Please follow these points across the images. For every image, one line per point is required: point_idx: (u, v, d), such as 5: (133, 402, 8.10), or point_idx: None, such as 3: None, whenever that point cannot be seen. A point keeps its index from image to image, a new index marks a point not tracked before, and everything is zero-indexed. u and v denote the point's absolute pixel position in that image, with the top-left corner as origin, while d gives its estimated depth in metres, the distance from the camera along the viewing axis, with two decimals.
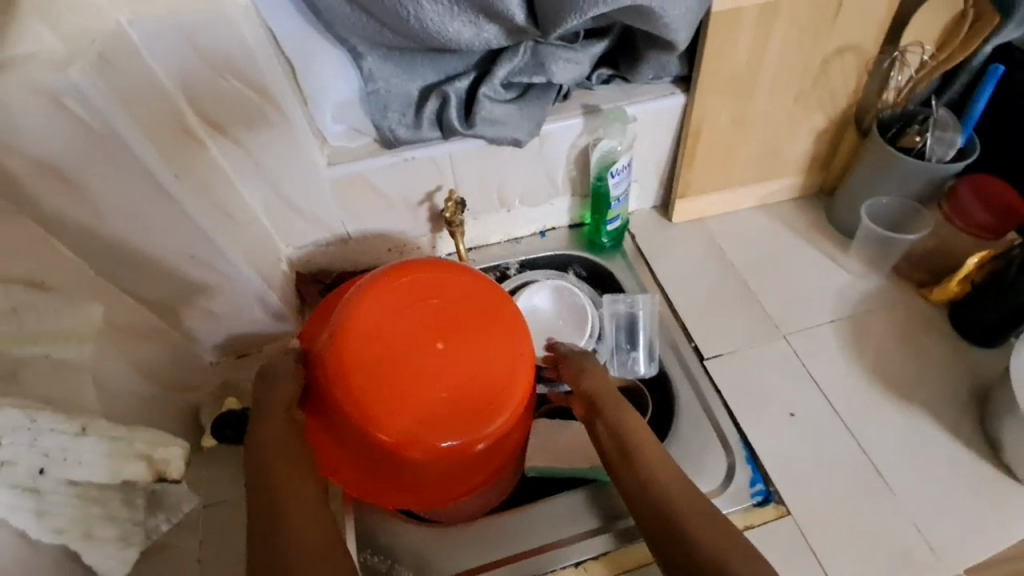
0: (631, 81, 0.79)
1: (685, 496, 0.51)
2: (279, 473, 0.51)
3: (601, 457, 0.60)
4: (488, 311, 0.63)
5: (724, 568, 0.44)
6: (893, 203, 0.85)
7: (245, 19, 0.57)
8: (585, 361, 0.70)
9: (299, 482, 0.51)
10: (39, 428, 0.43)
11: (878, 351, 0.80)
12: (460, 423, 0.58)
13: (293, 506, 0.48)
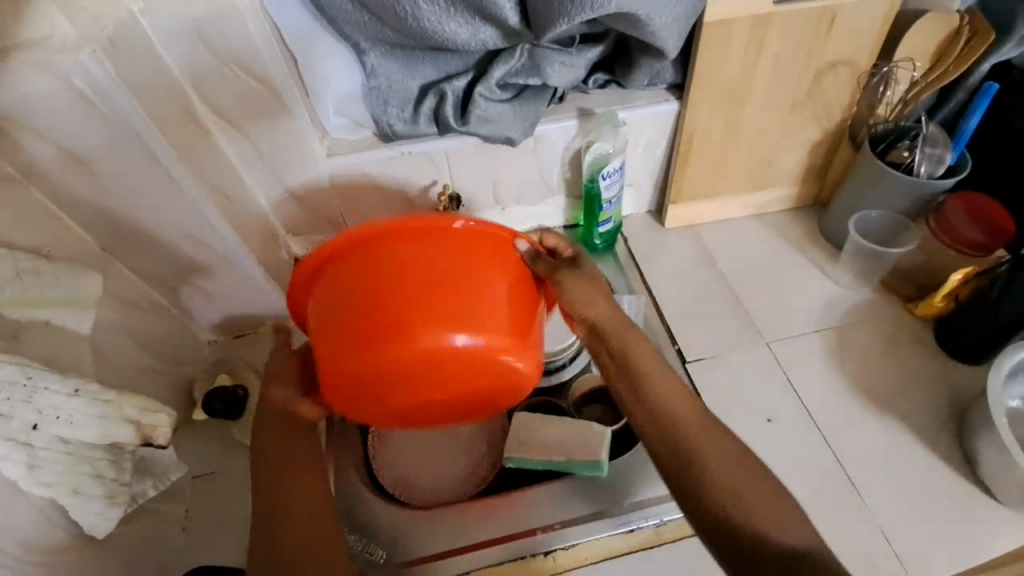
0: (626, 86, 0.81)
1: (694, 425, 0.53)
2: (279, 464, 0.59)
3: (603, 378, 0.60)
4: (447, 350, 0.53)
5: (759, 524, 0.46)
6: (881, 218, 0.86)
7: (251, 13, 0.60)
8: (571, 279, 0.61)
9: (298, 472, 0.58)
10: (34, 385, 0.46)
11: (860, 363, 0.81)
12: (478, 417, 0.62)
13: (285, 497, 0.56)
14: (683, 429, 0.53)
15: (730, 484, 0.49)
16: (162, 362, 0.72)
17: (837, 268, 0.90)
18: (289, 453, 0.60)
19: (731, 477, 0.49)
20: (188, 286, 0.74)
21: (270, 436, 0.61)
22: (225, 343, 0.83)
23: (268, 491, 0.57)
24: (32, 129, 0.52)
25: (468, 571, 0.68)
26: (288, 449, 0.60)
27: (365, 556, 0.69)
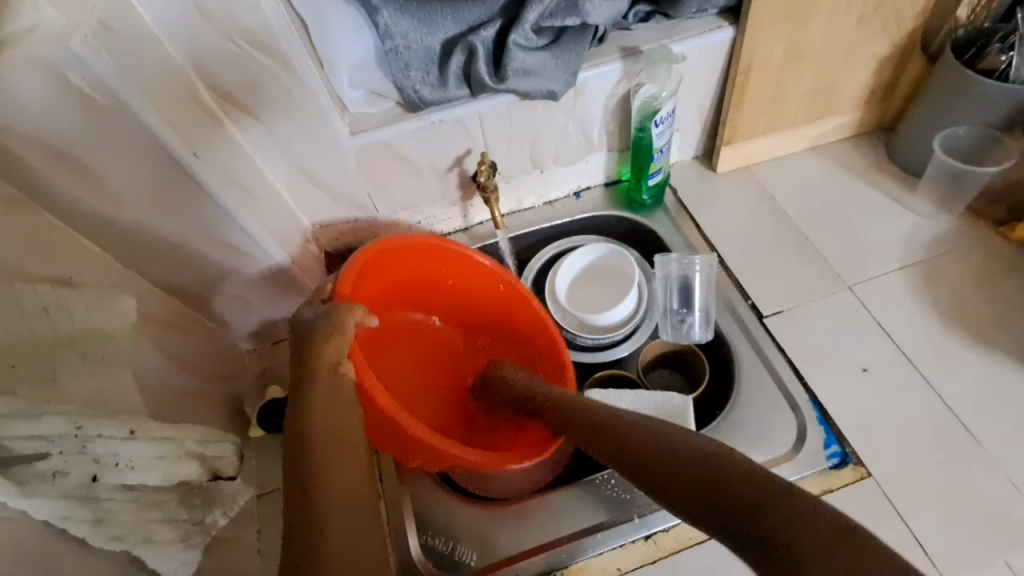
0: (673, 17, 0.72)
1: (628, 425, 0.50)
2: (319, 399, 0.47)
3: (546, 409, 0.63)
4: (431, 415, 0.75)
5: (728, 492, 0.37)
6: (970, 134, 0.77)
7: None
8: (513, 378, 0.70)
9: (336, 413, 0.46)
10: (87, 435, 0.41)
11: (956, 298, 0.74)
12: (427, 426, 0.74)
13: (339, 542, 0.37)
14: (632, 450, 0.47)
15: (693, 467, 0.41)
16: (208, 380, 0.67)
17: (914, 196, 0.82)
18: (342, 464, 0.42)
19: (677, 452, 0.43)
20: (221, 294, 0.68)
21: (309, 404, 0.46)
22: (266, 351, 0.77)
23: (295, 424, 0.45)
24: (27, 141, 0.46)
25: (570, 563, 0.63)
26: (353, 476, 0.42)
27: (454, 560, 0.64)
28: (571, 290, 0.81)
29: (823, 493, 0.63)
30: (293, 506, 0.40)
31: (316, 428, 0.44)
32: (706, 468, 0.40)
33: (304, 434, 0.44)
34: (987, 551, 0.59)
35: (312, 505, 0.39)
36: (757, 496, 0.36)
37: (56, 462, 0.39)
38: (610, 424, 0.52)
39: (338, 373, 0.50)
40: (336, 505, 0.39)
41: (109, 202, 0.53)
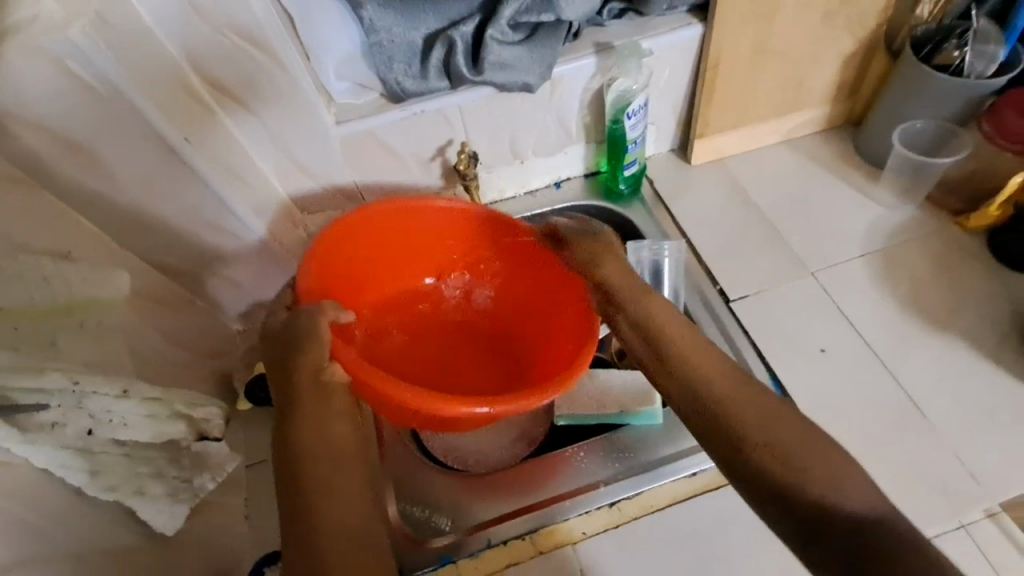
0: (645, 14, 0.76)
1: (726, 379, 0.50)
2: (310, 409, 0.51)
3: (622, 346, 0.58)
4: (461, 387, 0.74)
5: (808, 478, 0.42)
6: (927, 127, 0.81)
7: None
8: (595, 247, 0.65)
9: (330, 423, 0.51)
10: (83, 390, 0.45)
11: (913, 284, 0.78)
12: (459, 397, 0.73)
13: (337, 530, 0.44)
14: (741, 416, 0.47)
15: (762, 458, 0.44)
16: (200, 356, 0.71)
17: (878, 187, 0.85)
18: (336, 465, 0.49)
19: (803, 452, 0.44)
20: (212, 276, 0.72)
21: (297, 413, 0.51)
22: (256, 331, 0.81)
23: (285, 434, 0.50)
24: (29, 125, 0.50)
25: (538, 528, 0.66)
26: (345, 475, 0.48)
27: (430, 526, 0.67)
28: None
29: None
30: (288, 496, 0.46)
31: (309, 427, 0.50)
32: (815, 478, 0.42)
33: (296, 444, 0.49)
34: (930, 518, 0.63)
35: (307, 500, 0.46)
36: (878, 527, 0.39)
37: (54, 414, 0.43)
38: (679, 349, 0.53)
39: (320, 380, 0.54)
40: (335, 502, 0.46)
41: (106, 184, 0.57)
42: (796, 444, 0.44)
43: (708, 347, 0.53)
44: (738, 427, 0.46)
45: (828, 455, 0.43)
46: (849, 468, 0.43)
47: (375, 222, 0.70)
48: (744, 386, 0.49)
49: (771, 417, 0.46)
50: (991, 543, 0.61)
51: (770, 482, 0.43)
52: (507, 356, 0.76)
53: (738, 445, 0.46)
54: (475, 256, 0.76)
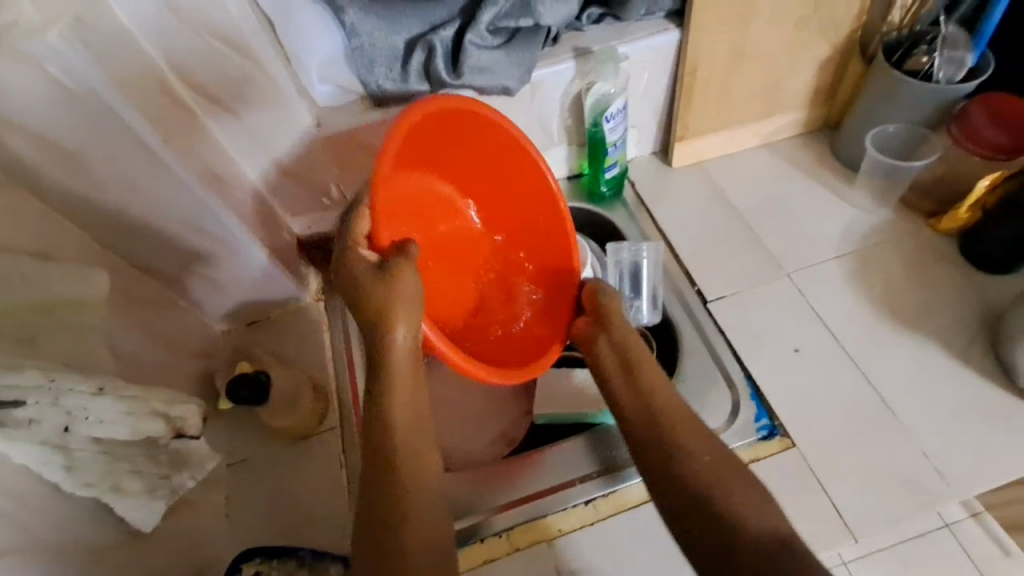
0: (622, 18, 0.77)
1: (674, 411, 0.58)
2: (403, 398, 0.54)
3: (598, 365, 0.66)
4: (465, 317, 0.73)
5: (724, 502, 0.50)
6: (899, 131, 0.82)
7: None
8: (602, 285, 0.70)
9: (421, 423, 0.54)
10: (58, 387, 0.45)
11: (886, 285, 0.79)
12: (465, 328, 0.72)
13: (415, 539, 0.48)
14: (684, 453, 0.55)
15: (692, 483, 0.52)
16: (182, 356, 0.71)
17: (853, 190, 0.87)
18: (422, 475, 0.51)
19: (729, 487, 0.51)
20: (194, 277, 0.72)
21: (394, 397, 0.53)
22: (239, 332, 0.82)
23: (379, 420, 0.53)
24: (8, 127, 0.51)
25: (516, 525, 0.67)
26: (428, 484, 0.51)
27: None
28: None
29: (751, 461, 0.68)
30: (377, 497, 0.50)
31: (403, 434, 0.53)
32: (731, 502, 0.50)
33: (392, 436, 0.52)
34: (898, 514, 0.64)
35: (399, 505, 0.49)
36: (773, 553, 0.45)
37: (31, 410, 0.43)
38: (642, 382, 0.61)
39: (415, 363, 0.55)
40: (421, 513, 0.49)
41: (86, 185, 0.57)
42: (710, 469, 0.53)
43: (666, 385, 0.61)
44: (680, 460, 0.54)
45: (749, 492, 0.51)
46: (764, 505, 0.50)
47: (446, 117, 0.61)
48: (700, 428, 0.57)
49: (709, 457, 0.54)
50: (974, 542, 0.64)
51: (693, 509, 0.51)
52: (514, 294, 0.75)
53: (676, 476, 0.54)
54: (511, 192, 0.72)
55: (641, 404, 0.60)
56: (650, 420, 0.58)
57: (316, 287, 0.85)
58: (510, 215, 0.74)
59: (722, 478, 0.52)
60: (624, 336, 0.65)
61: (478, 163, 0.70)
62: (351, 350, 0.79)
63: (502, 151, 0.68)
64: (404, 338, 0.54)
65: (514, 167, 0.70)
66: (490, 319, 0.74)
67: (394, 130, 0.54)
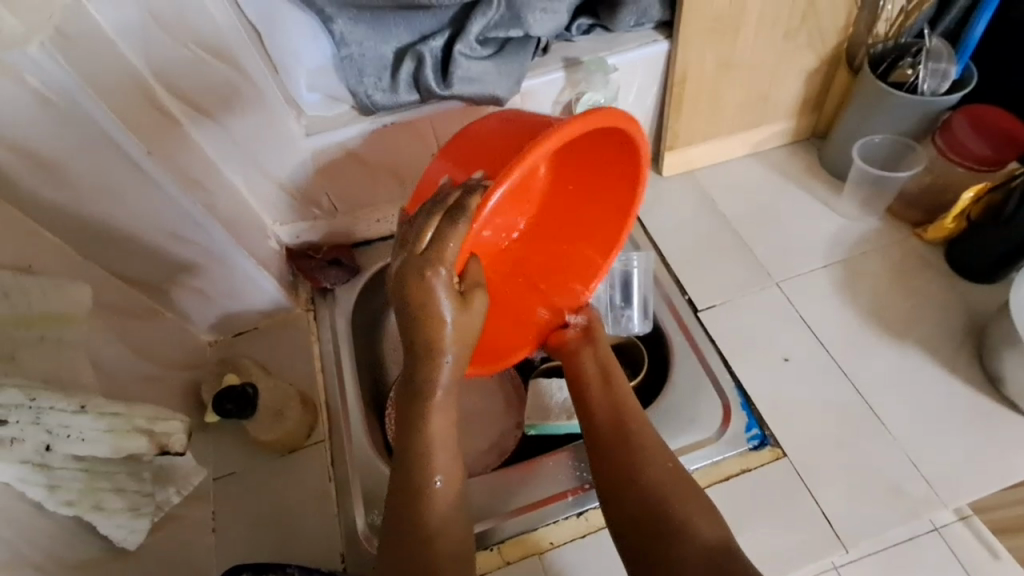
0: (612, 30, 0.77)
1: (645, 431, 0.61)
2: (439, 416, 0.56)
3: (577, 376, 0.68)
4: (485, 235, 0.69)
5: (676, 516, 0.53)
6: (885, 142, 0.83)
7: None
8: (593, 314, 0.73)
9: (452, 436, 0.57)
10: (39, 406, 0.44)
11: (873, 293, 0.80)
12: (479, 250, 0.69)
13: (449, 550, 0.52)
14: (645, 467, 0.57)
15: (650, 498, 0.55)
16: (168, 369, 0.70)
17: (841, 199, 0.88)
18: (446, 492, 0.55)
19: (683, 503, 0.54)
20: (181, 287, 0.71)
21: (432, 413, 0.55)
22: (226, 343, 0.81)
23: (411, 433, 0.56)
24: None
25: (505, 538, 0.66)
26: (451, 497, 0.55)
27: None
28: None
29: (741, 472, 0.68)
30: (405, 511, 0.54)
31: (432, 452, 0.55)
32: (682, 517, 0.53)
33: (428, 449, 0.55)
34: (887, 524, 0.64)
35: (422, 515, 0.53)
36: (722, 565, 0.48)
37: (13, 429, 0.43)
38: (619, 402, 0.64)
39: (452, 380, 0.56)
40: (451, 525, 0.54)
41: (69, 198, 0.57)
42: (671, 488, 0.55)
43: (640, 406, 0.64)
44: (640, 470, 0.57)
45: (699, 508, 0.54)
46: (714, 522, 0.53)
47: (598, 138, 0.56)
48: (663, 448, 0.59)
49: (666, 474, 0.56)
50: (965, 549, 0.64)
51: (638, 517, 0.54)
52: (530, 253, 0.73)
53: (631, 487, 0.57)
54: (592, 202, 0.70)
55: (605, 418, 0.63)
56: (614, 432, 0.61)
57: (304, 297, 0.84)
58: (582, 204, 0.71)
59: (679, 496, 0.55)
60: (608, 363, 0.68)
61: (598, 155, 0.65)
62: (339, 362, 0.79)
63: (619, 168, 0.65)
64: (446, 370, 0.54)
65: (616, 186, 0.67)
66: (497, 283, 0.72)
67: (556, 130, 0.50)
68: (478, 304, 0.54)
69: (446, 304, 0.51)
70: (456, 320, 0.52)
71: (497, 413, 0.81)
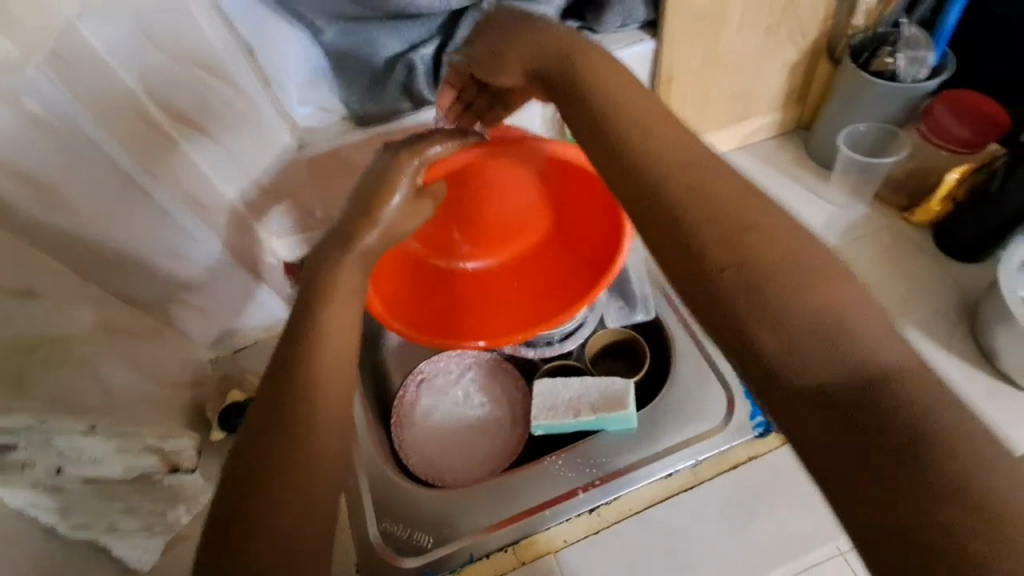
0: (598, 31, 0.77)
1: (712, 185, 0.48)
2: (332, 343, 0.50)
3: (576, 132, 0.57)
4: (466, 237, 0.72)
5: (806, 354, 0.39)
6: (870, 130, 0.85)
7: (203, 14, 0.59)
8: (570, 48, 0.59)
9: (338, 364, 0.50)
10: (49, 429, 0.45)
11: (866, 277, 0.81)
12: (458, 245, 0.73)
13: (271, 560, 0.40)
14: (721, 249, 0.44)
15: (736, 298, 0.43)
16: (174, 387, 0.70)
17: (829, 187, 0.89)
18: (323, 469, 0.45)
19: (775, 288, 0.42)
20: (181, 304, 0.71)
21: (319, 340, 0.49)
22: (228, 358, 0.81)
23: (284, 356, 0.48)
24: None
25: (519, 539, 0.66)
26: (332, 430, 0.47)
27: (413, 544, 0.67)
28: None
29: (748, 460, 0.69)
30: (242, 470, 0.43)
31: (306, 424, 0.46)
32: (815, 338, 0.40)
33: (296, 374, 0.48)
34: None
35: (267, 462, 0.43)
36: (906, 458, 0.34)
37: (24, 454, 0.43)
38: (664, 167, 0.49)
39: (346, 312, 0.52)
40: (304, 513, 0.42)
41: None
42: (763, 281, 0.43)
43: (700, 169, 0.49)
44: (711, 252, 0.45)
45: (824, 313, 0.40)
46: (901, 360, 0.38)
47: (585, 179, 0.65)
48: (737, 211, 0.46)
49: (732, 246, 0.44)
50: None
51: (729, 322, 0.43)
52: (495, 285, 0.73)
53: (717, 277, 0.44)
54: (563, 278, 0.71)
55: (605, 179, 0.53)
56: (644, 209, 0.49)
57: None
58: (559, 281, 0.72)
59: (785, 275, 0.43)
60: (614, 124, 0.53)
61: (585, 244, 0.71)
62: None
63: (596, 256, 0.69)
64: (370, 246, 0.56)
65: (586, 273, 0.69)
66: (425, 283, 0.71)
67: (587, 159, 0.61)
68: (425, 210, 0.61)
69: (410, 175, 0.58)
70: (397, 211, 0.58)
71: (498, 414, 0.81)
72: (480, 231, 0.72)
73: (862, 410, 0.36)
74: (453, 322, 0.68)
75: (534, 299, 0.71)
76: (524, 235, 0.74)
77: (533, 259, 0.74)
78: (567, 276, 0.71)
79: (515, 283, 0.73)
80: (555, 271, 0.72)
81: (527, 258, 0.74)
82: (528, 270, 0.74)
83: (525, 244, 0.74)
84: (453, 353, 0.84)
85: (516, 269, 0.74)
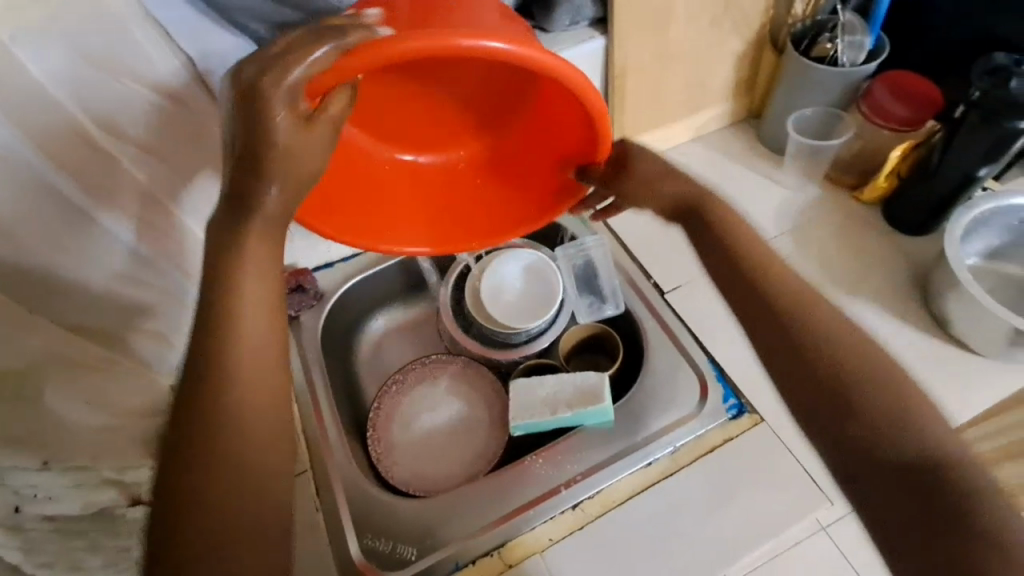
0: (549, 30, 0.77)
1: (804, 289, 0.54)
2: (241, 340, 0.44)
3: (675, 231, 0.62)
4: (419, 132, 0.68)
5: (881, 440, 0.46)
6: (815, 114, 0.89)
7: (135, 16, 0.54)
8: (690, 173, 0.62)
9: (261, 361, 0.44)
10: (3, 467, 0.48)
11: (823, 256, 0.84)
12: (409, 139, 0.68)
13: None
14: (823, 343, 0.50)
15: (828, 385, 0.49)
16: None
17: (783, 172, 0.92)
18: (254, 481, 0.42)
19: (848, 377, 0.48)
20: None
21: (232, 340, 0.43)
22: None
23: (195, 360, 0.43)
24: None
25: (505, 541, 0.66)
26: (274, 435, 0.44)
27: (395, 557, 0.66)
28: (497, 301, 0.83)
29: (724, 442, 0.70)
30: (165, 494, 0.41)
31: (228, 436, 0.42)
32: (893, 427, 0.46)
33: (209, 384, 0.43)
34: None
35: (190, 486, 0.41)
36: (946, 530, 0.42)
37: None
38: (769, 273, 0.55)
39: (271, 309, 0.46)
40: (235, 534, 0.41)
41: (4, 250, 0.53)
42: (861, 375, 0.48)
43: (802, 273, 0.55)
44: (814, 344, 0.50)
45: (891, 400, 0.47)
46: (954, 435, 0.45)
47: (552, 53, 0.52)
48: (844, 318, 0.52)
49: (839, 339, 0.50)
50: None
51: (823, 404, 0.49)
52: (454, 181, 0.69)
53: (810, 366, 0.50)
54: (529, 167, 0.67)
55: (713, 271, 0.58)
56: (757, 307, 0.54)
57: None
58: (523, 170, 0.68)
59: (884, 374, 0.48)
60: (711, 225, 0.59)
61: (545, 130, 0.66)
62: (313, 388, 0.76)
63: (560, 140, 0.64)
64: (272, 213, 0.45)
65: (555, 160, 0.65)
66: (378, 180, 0.66)
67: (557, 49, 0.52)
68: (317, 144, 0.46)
69: (278, 109, 0.43)
70: (281, 146, 0.44)
71: (475, 417, 0.80)
72: (432, 121, 0.68)
73: (912, 490, 0.44)
74: (416, 219, 0.65)
75: (501, 195, 0.67)
76: (478, 120, 0.69)
77: (491, 147, 0.70)
78: (531, 167, 0.67)
79: (477, 181, 0.69)
80: (517, 161, 0.68)
81: (483, 148, 0.70)
82: (490, 163, 0.70)
83: (479, 132, 0.70)
84: (426, 361, 0.83)
85: (478, 162, 0.70)
